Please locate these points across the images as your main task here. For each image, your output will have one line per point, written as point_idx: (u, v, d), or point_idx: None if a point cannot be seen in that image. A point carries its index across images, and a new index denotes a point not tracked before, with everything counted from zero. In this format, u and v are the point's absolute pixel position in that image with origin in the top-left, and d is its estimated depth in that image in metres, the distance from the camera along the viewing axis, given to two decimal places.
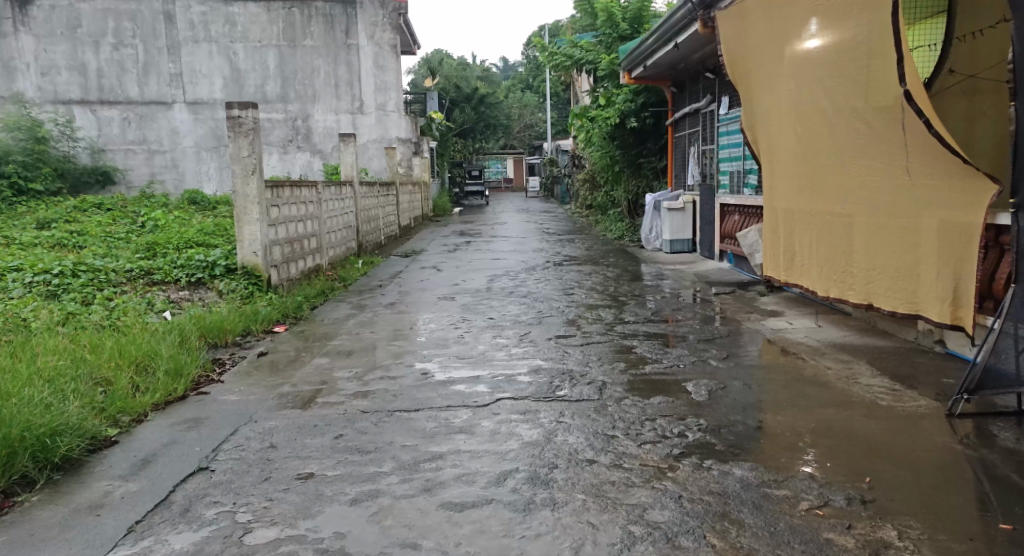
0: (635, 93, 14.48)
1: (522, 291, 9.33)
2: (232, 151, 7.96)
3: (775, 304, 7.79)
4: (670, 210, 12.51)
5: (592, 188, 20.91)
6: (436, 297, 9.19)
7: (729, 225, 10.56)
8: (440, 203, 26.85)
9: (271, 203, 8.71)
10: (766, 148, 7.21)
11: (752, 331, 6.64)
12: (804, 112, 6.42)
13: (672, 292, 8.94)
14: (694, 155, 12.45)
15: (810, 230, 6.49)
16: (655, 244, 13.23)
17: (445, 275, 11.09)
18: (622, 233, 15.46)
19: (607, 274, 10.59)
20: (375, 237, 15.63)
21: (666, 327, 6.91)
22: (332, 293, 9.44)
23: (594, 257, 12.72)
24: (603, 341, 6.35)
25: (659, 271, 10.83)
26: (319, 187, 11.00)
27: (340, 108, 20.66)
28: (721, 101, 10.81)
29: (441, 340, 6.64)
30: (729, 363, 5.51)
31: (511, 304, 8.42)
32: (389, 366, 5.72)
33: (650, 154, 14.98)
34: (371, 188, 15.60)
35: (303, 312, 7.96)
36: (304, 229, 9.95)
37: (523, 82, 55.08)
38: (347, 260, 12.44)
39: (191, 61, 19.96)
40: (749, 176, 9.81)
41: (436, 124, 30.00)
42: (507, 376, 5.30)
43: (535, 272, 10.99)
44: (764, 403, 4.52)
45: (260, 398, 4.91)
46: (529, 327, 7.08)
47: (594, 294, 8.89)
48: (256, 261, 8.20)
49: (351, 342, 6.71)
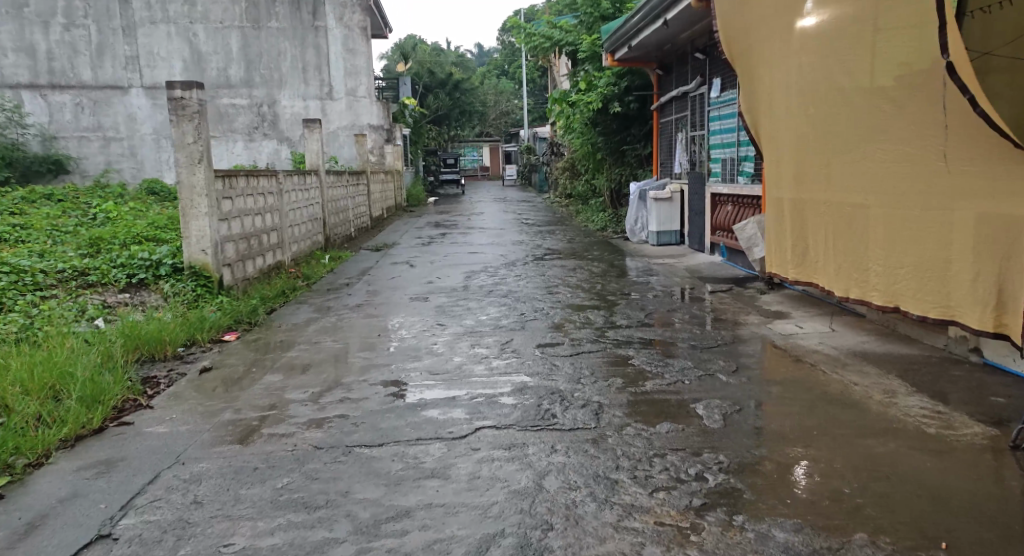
0: (619, 77, 13.74)
1: (501, 290, 8.58)
2: (175, 136, 7.15)
3: (778, 304, 7.12)
4: (656, 200, 11.83)
5: (573, 176, 20.18)
6: (408, 298, 8.42)
7: (722, 216, 9.88)
8: (415, 192, 26.00)
9: (223, 194, 7.88)
10: (768, 133, 6.49)
11: (758, 336, 5.93)
12: (815, 93, 5.70)
13: (665, 290, 8.25)
14: (682, 141, 11.77)
15: (822, 222, 5.77)
16: (641, 235, 12.55)
17: (418, 272, 10.34)
18: (605, 224, 14.74)
19: (591, 270, 9.88)
20: (345, 230, 14.81)
21: (662, 332, 6.21)
22: (292, 293, 8.65)
23: (576, 251, 12.02)
24: (595, 352, 5.64)
25: (647, 265, 10.15)
26: (281, 176, 10.17)
27: (308, 93, 19.77)
28: (713, 83, 10.12)
29: (411, 350, 5.89)
30: (740, 377, 4.81)
31: (490, 305, 7.68)
32: (351, 385, 4.96)
33: (633, 141, 14.25)
34: (340, 177, 14.77)
35: (260, 317, 7.16)
36: (262, 224, 9.13)
37: (498, 69, 54.17)
38: (312, 255, 11.61)
39: (149, 43, 18.92)
40: (744, 164, 9.14)
41: (410, 111, 29.16)
42: (486, 398, 4.56)
43: (515, 268, 10.26)
44: (793, 430, 3.81)
45: (193, 429, 4.15)
46: (510, 334, 6.35)
47: (580, 293, 8.16)
48: (204, 260, 7.38)
49: (310, 353, 5.95)
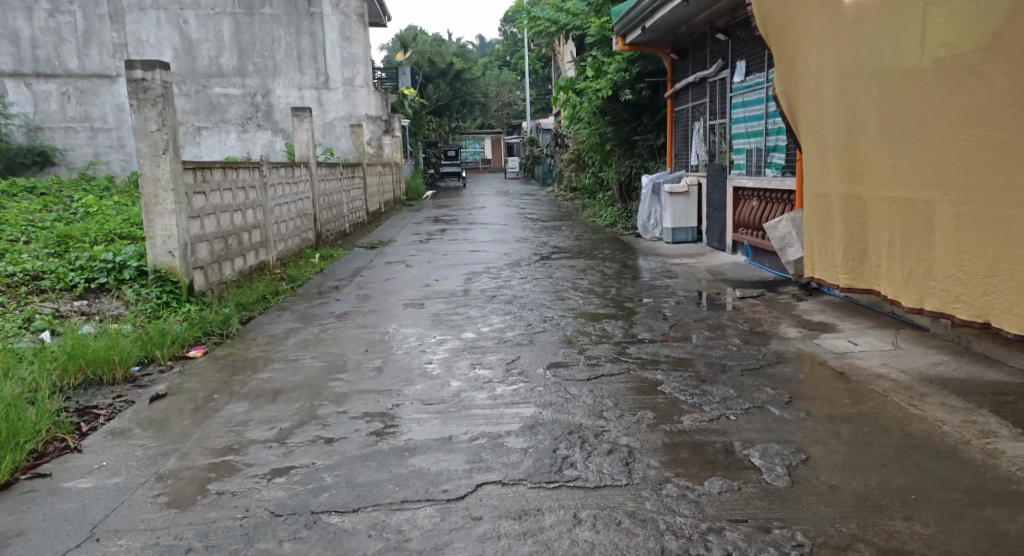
0: (630, 62, 12.88)
1: (506, 295, 7.76)
2: (137, 124, 6.31)
3: (819, 312, 6.28)
4: (672, 194, 11.00)
5: (579, 170, 19.33)
6: (402, 303, 7.59)
7: (746, 213, 9.05)
8: (414, 185, 25.15)
9: (195, 188, 7.01)
10: (811, 120, 5.67)
11: (806, 352, 5.09)
12: (880, 70, 4.88)
13: (687, 295, 7.42)
14: (699, 131, 10.93)
15: (887, 224, 4.92)
16: (654, 232, 11.72)
17: (415, 273, 9.51)
18: (615, 220, 13.92)
19: (603, 271, 9.05)
20: (338, 226, 13.97)
21: (689, 348, 5.38)
22: (274, 299, 7.81)
23: (585, 249, 11.18)
24: (617, 376, 4.81)
25: (665, 266, 9.33)
26: (265, 169, 9.32)
27: (304, 82, 18.93)
28: (736, 67, 9.28)
29: (402, 371, 5.07)
30: (797, 408, 3.99)
31: (493, 313, 6.85)
32: (328, 419, 4.14)
33: (645, 131, 13.41)
34: (333, 170, 13.94)
35: (235, 328, 6.32)
36: (243, 221, 8.30)
37: (500, 61, 53.20)
38: (301, 254, 10.79)
39: (138, 30, 18.08)
40: (772, 155, 8.31)
41: (410, 101, 28.26)
42: (489, 439, 3.74)
43: (520, 269, 9.43)
44: (883, 492, 2.99)
45: (123, 483, 3.35)
46: (516, 351, 5.52)
47: (593, 299, 7.33)
48: (172, 262, 6.51)
49: (285, 373, 5.13)
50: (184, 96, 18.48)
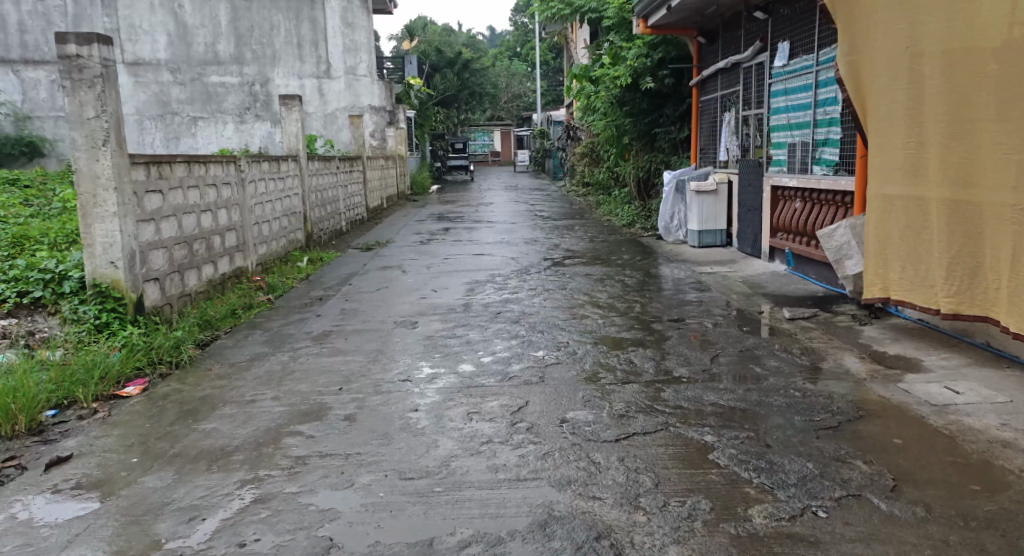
0: (651, 47, 11.79)
1: (515, 312, 6.70)
2: (71, 108, 5.26)
3: (891, 340, 5.19)
4: (699, 193, 9.93)
5: (592, 163, 18.28)
6: (392, 320, 6.54)
7: (786, 216, 7.98)
8: (420, 179, 24.12)
9: (151, 186, 5.94)
10: (900, 106, 4.71)
11: (894, 402, 4.01)
12: (1000, 42, 3.92)
13: (725, 314, 6.35)
14: (730, 122, 9.87)
15: (1008, 236, 3.92)
16: (678, 234, 10.66)
17: (413, 281, 8.49)
18: (633, 219, 12.84)
19: (624, 281, 7.98)
20: (333, 224, 12.93)
21: (741, 391, 4.31)
22: (245, 314, 6.78)
23: (601, 253, 10.12)
24: (654, 435, 3.74)
25: (693, 277, 8.27)
26: (245, 163, 8.28)
27: (304, 71, 18.11)
28: (778, 49, 8.19)
29: (381, 423, 4.03)
30: (908, 498, 2.93)
31: (497, 338, 5.80)
32: (274, 505, 3.11)
33: (667, 123, 12.30)
34: (329, 164, 12.89)
35: (188, 356, 5.26)
36: (213, 224, 7.25)
37: (510, 51, 51.98)
38: (287, 257, 9.78)
39: (130, 14, 17.01)
40: (822, 150, 7.25)
41: (417, 92, 27.17)
42: (486, 549, 2.75)
43: (529, 277, 8.37)
44: None
45: None
46: (525, 393, 4.46)
47: (616, 320, 6.26)
48: (115, 275, 5.41)
49: (235, 421, 4.09)
50: (179, 84, 17.44)
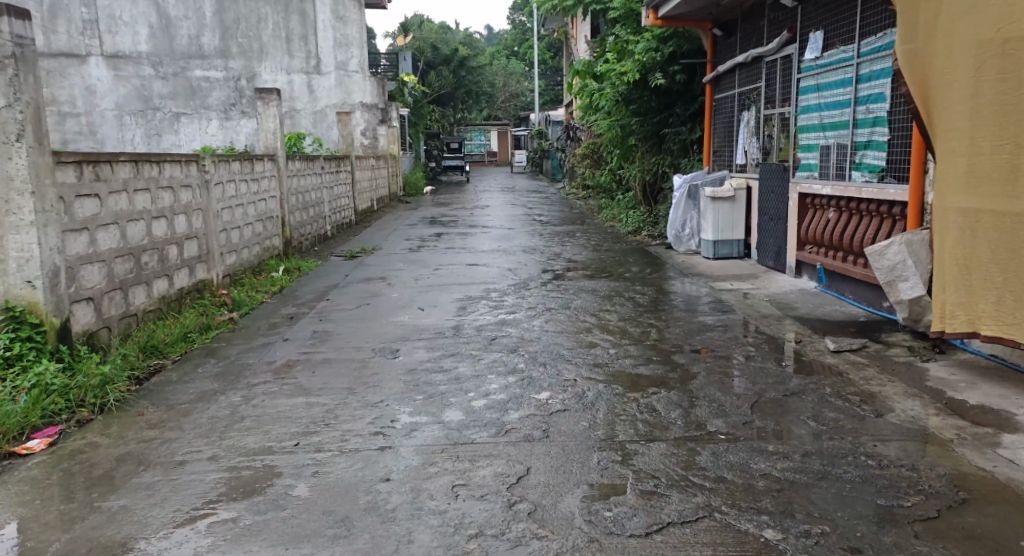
0: (661, 40, 10.92)
1: (513, 338, 5.81)
2: None
3: (967, 384, 4.33)
4: (714, 199, 9.07)
5: (594, 165, 17.46)
6: (370, 347, 5.65)
7: (818, 228, 7.12)
8: (413, 180, 23.20)
9: (86, 188, 5.03)
10: (988, 104, 4.20)
11: (999, 478, 3.16)
12: None
13: (756, 343, 5.47)
14: (750, 122, 9.04)
15: None
16: (689, 244, 9.81)
17: (401, 296, 7.62)
18: (639, 226, 11.97)
19: (634, 300, 7.10)
20: (316, 229, 12.00)
21: (797, 456, 3.43)
22: (201, 337, 5.88)
23: (607, 265, 9.23)
24: (696, 526, 2.88)
25: (711, 294, 7.39)
26: (210, 163, 7.38)
27: (293, 66, 17.31)
28: (811, 40, 7.34)
29: (342, 499, 3.15)
30: None
31: (492, 373, 4.91)
32: None
33: (677, 123, 11.50)
34: (313, 164, 11.97)
35: (117, 397, 4.33)
36: (168, 231, 6.35)
37: (508, 50, 51.02)
38: (261, 266, 8.88)
39: (110, 4, 15.95)
40: (863, 154, 6.41)
41: (411, 89, 26.25)
42: None
43: (528, 294, 7.46)
44: None
45: None
46: (524, 455, 3.57)
47: (631, 351, 5.37)
48: (32, 296, 4.48)
49: (155, 494, 3.21)
50: (161, 78, 16.49)
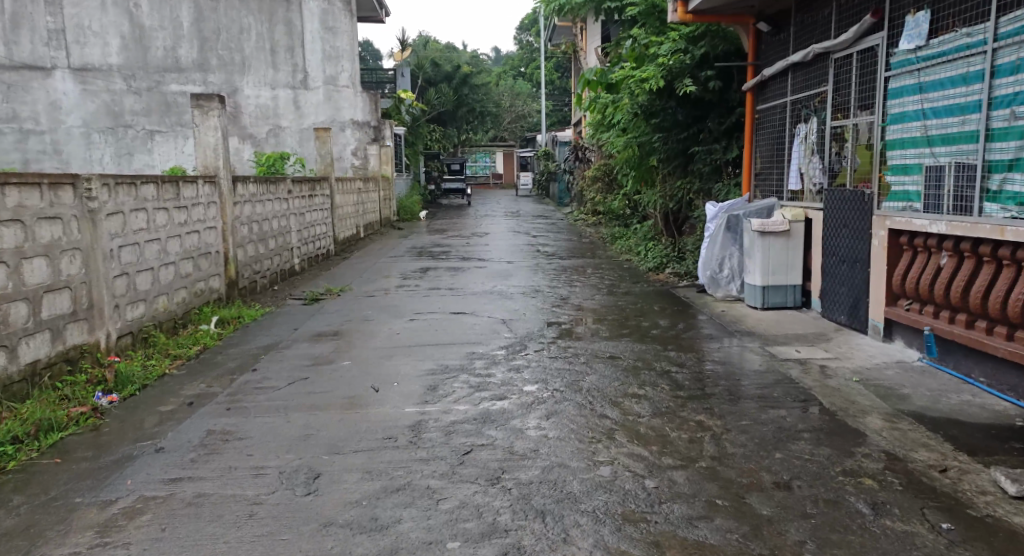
0: (691, 41, 9.13)
1: (497, 451, 3.84)
2: None
3: None
4: (763, 233, 7.13)
5: (607, 188, 15.62)
6: (278, 467, 3.70)
7: (922, 275, 5.18)
8: (409, 204, 21.31)
9: None
10: None
11: None
12: None
13: (872, 468, 3.51)
14: (809, 137, 7.11)
15: None
16: (729, 288, 7.86)
17: (357, 363, 5.68)
18: (661, 262, 10.06)
19: (671, 377, 5.14)
20: (278, 264, 10.08)
21: None
22: (27, 449, 3.93)
23: (629, 315, 7.29)
24: None
25: (772, 366, 5.42)
26: (99, 188, 5.46)
27: (278, 80, 15.43)
28: (906, 23, 5.44)
29: None
30: None
31: (456, 541, 2.96)
32: None
33: (708, 140, 9.46)
34: (276, 187, 10.04)
35: None
36: (9, 282, 4.53)
37: (515, 69, 49.51)
38: (187, 317, 6.98)
39: (78, 13, 14.06)
40: (1005, 179, 4.49)
41: (409, 108, 24.50)
42: None
43: (525, 363, 5.51)
44: None
45: None
46: None
47: (679, 486, 3.39)
48: None
49: None
50: (133, 93, 14.60)
